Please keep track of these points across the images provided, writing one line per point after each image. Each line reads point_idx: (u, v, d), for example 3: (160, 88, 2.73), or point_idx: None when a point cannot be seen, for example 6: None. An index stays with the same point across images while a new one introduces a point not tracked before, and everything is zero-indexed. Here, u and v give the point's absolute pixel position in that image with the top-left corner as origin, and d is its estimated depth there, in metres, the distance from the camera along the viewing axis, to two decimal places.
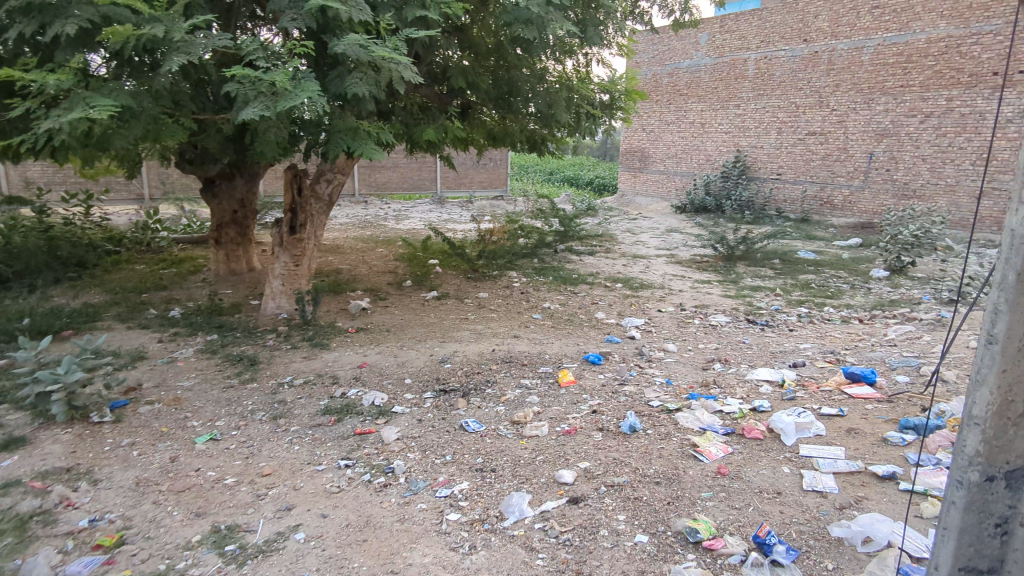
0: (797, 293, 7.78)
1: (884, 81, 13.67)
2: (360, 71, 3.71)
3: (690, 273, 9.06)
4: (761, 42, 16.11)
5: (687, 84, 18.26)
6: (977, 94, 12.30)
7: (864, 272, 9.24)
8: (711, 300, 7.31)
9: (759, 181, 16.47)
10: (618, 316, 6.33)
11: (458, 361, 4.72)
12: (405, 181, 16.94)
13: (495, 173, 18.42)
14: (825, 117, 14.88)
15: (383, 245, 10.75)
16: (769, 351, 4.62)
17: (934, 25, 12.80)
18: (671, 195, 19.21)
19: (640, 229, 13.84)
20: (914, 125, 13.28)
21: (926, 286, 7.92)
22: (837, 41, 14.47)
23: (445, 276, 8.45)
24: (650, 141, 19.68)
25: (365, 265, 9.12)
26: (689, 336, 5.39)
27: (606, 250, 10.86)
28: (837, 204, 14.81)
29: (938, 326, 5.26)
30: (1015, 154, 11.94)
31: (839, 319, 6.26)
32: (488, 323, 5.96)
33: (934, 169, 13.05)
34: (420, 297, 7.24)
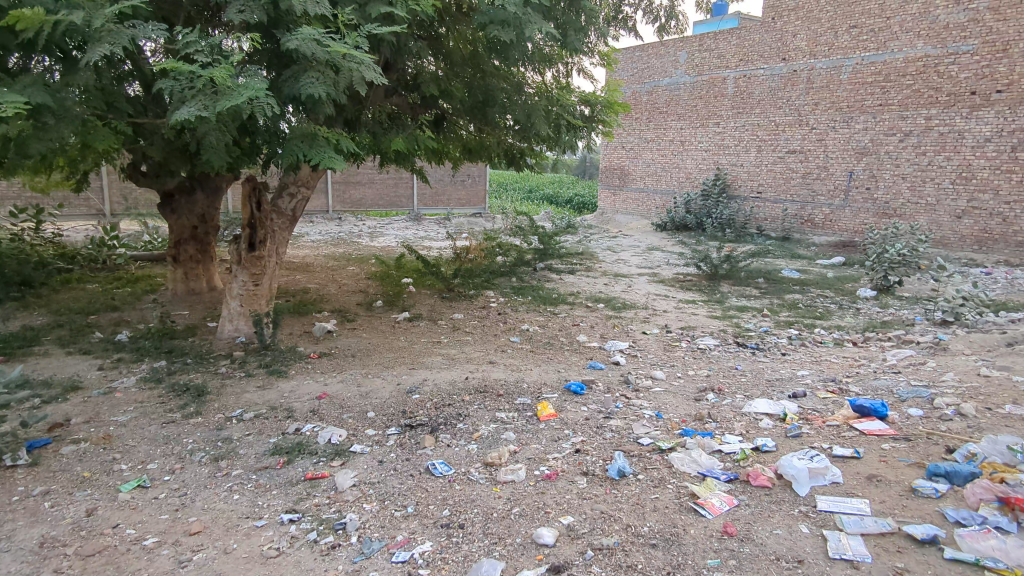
0: (784, 314, 7.50)
1: (863, 100, 13.66)
2: (317, 70, 3.34)
3: (674, 292, 8.78)
4: (739, 60, 16.12)
5: (667, 102, 18.21)
6: (955, 113, 12.29)
7: (851, 292, 9.02)
8: (697, 321, 7.00)
9: (739, 200, 16.38)
10: (601, 339, 5.97)
11: (427, 391, 4.30)
12: (381, 197, 16.51)
13: (473, 190, 18.10)
14: (805, 135, 14.83)
15: (355, 263, 10.31)
16: (764, 378, 4.28)
17: (911, 45, 12.82)
18: (651, 214, 19.06)
19: (620, 247, 13.60)
20: (893, 143, 13.26)
21: (914, 307, 7.71)
22: (815, 60, 14.49)
23: (418, 296, 8.03)
24: (629, 159, 19.57)
25: (334, 285, 8.66)
26: (677, 361, 5.04)
27: (586, 269, 10.55)
28: (818, 222, 14.71)
29: (937, 351, 4.98)
30: (993, 173, 11.92)
31: (832, 342, 5.98)
32: (461, 347, 5.55)
33: (914, 188, 13.01)
34: (391, 318, 6.82)
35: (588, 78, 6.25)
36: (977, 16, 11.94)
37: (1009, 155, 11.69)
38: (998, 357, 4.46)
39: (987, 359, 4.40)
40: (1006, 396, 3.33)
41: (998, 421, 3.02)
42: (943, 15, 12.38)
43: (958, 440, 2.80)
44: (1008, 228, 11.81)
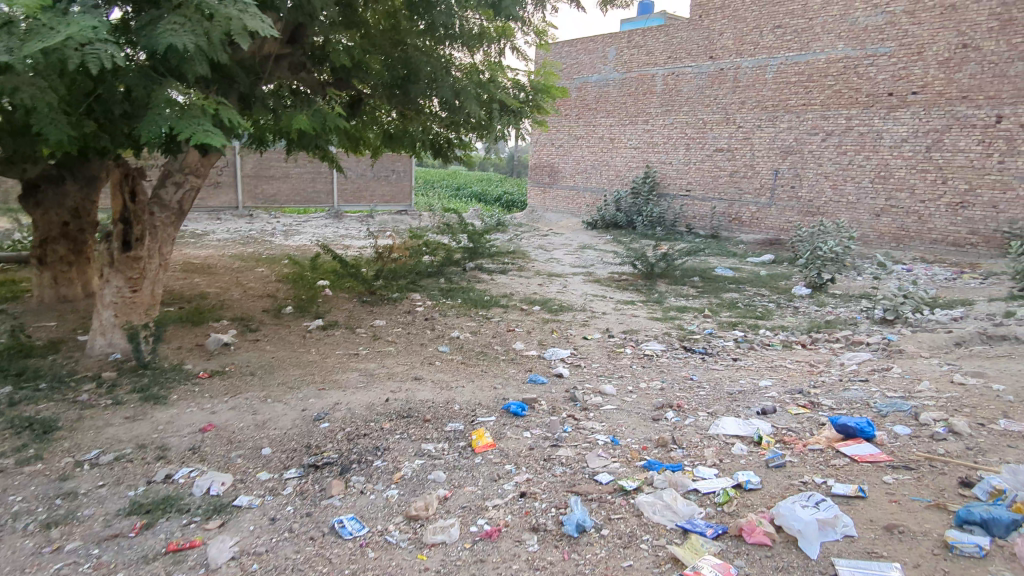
0: (726, 315, 7.21)
1: (787, 99, 13.83)
2: (182, 16, 2.65)
3: (611, 292, 8.38)
4: (667, 58, 16.05)
5: (596, 99, 18.00)
6: (874, 113, 12.56)
7: (786, 290, 8.90)
8: (638, 323, 6.57)
9: (668, 198, 16.33)
10: (540, 347, 5.41)
11: (340, 418, 3.59)
12: (298, 193, 15.34)
13: (398, 186, 17.23)
14: (732, 133, 14.89)
15: (265, 265, 9.33)
16: (725, 391, 3.83)
17: (833, 45, 13.04)
18: (581, 212, 18.80)
19: (552, 245, 13.17)
20: (815, 143, 13.48)
21: (850, 306, 7.60)
22: (741, 59, 14.57)
23: (335, 300, 7.23)
24: (559, 156, 19.25)
25: (238, 288, 7.71)
26: (625, 371, 4.53)
27: (519, 268, 10.00)
28: (746, 220, 14.81)
29: (892, 353, 4.72)
30: (909, 172, 12.23)
31: (780, 345, 5.68)
32: (382, 361, 4.85)
33: (836, 186, 13.25)
34: (304, 326, 6.03)
35: (524, 57, 5.66)
36: (893, 19, 12.23)
37: (924, 156, 12.02)
38: (960, 359, 4.20)
39: (948, 362, 4.15)
40: (994, 409, 3.00)
41: (998, 441, 2.66)
42: (862, 17, 12.63)
43: (966, 468, 2.41)
44: (923, 226, 12.18)
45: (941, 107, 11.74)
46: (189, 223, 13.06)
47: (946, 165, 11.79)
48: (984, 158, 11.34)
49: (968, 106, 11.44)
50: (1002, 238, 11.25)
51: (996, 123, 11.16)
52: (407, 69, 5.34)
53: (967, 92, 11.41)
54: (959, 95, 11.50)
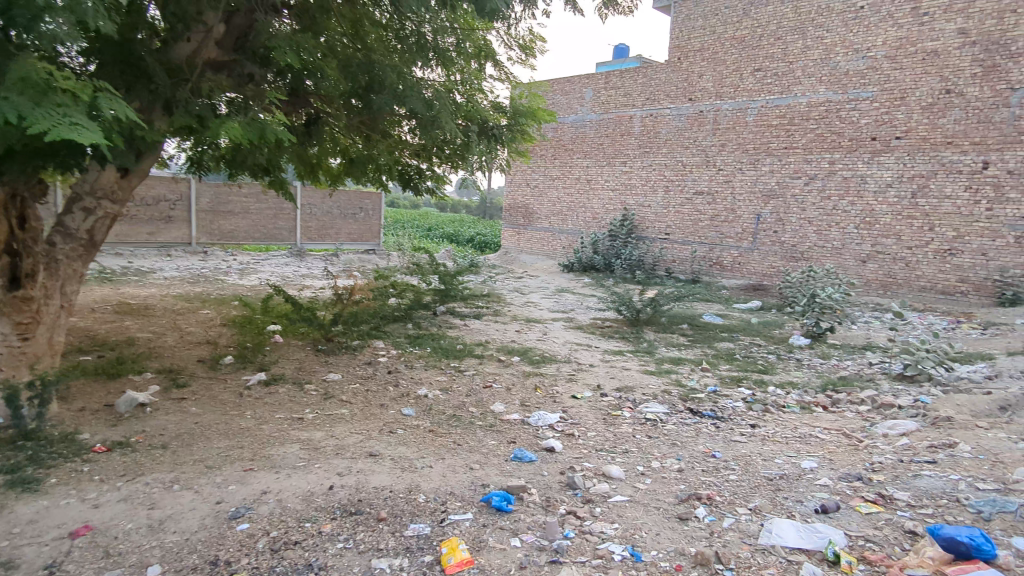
0: (725, 369, 6.50)
1: (768, 143, 13.58)
2: None
3: (596, 341, 7.65)
4: (645, 100, 15.83)
5: (573, 140, 17.67)
6: (858, 157, 12.31)
7: (782, 340, 8.29)
8: (631, 378, 5.80)
9: (647, 241, 15.84)
10: (523, 410, 4.59)
11: (266, 515, 2.70)
12: (258, 230, 14.38)
13: (366, 225, 16.46)
14: (712, 176, 14.56)
15: (211, 307, 8.37)
16: (762, 474, 3.05)
17: (814, 89, 12.86)
18: (556, 254, 18.20)
19: (528, 288, 12.47)
20: (798, 187, 13.15)
21: (856, 360, 6.98)
22: (721, 101, 14.35)
23: (285, 350, 6.33)
24: (534, 197, 18.77)
25: (174, 333, 6.76)
26: (630, 444, 3.73)
27: (494, 313, 9.23)
28: (727, 265, 14.35)
29: (938, 420, 4.03)
30: (895, 218, 11.91)
31: (797, 407, 4.96)
32: (332, 428, 3.97)
33: (820, 231, 12.88)
34: (244, 381, 5.11)
35: (505, 73, 5.03)
36: (875, 64, 12.08)
37: (909, 201, 11.73)
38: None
39: (1016, 436, 3.46)
40: None
41: None
42: (844, 62, 12.47)
43: None
44: (911, 273, 11.79)
45: (926, 153, 11.52)
46: (135, 259, 12.02)
47: (932, 211, 11.50)
48: (970, 205, 11.09)
49: (953, 152, 11.23)
50: (993, 286, 10.89)
51: (982, 169, 10.94)
52: (369, 78, 4.65)
53: (952, 137, 11.21)
54: (945, 141, 11.30)
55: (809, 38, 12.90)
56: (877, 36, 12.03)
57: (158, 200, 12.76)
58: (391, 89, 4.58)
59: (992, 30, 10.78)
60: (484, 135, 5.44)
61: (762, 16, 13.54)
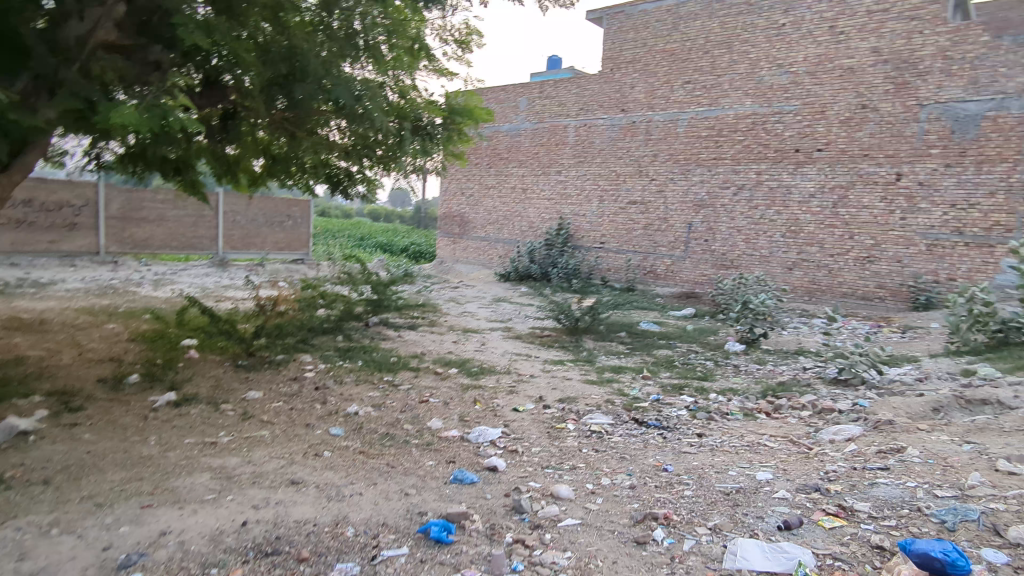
0: (666, 377, 6.42)
1: (698, 153, 13.86)
2: None
3: (535, 350, 7.44)
4: (579, 110, 15.91)
5: (508, 148, 17.55)
6: (782, 168, 12.71)
7: (718, 346, 8.34)
8: (573, 389, 5.60)
9: (583, 250, 15.86)
10: (462, 426, 4.30)
11: (164, 562, 2.30)
12: (175, 238, 13.45)
13: (294, 233, 15.74)
14: (645, 186, 14.74)
15: (116, 321, 7.63)
16: (717, 489, 2.89)
17: (740, 102, 13.21)
18: (492, 264, 17.99)
19: (463, 297, 12.18)
20: (728, 197, 13.46)
21: (791, 365, 7.07)
22: (652, 112, 14.57)
23: (200, 366, 5.79)
24: (469, 206, 18.53)
25: (71, 350, 6.08)
26: (578, 460, 3.51)
27: (429, 324, 8.89)
28: (661, 273, 14.52)
29: (880, 424, 4.02)
30: (818, 227, 12.34)
31: (741, 414, 4.89)
32: (249, 453, 3.56)
33: (749, 240, 13.21)
34: (150, 402, 4.58)
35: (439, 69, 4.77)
36: (797, 79, 12.52)
37: (831, 211, 12.18)
38: (969, 434, 3.52)
39: (958, 438, 3.46)
40: None
41: None
42: (768, 76, 12.88)
43: None
44: (833, 280, 12.24)
45: (845, 164, 12.00)
46: (32, 269, 10.95)
47: (852, 220, 11.98)
48: (886, 214, 11.61)
49: (870, 164, 11.74)
50: (908, 292, 11.43)
51: (896, 180, 11.49)
52: (292, 66, 4.31)
53: (869, 150, 11.73)
54: (862, 153, 11.80)
55: (735, 52, 13.26)
56: (798, 52, 12.48)
57: (60, 206, 11.69)
58: (316, 79, 4.26)
59: (902, 49, 11.37)
60: (419, 133, 5.17)
61: (691, 30, 13.85)
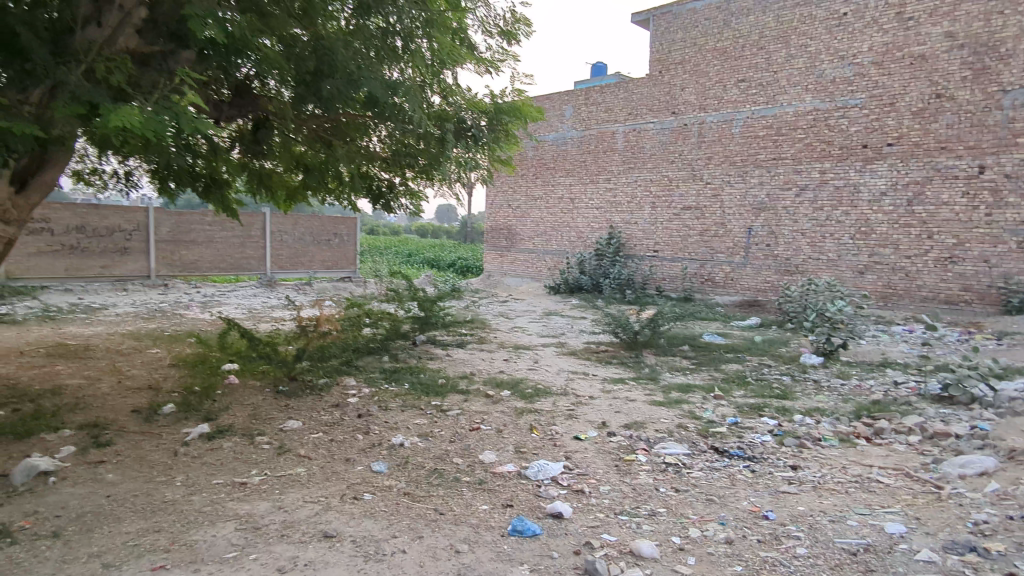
0: (741, 396, 5.79)
1: (756, 154, 13.13)
2: None
3: (593, 368, 6.92)
4: (628, 115, 15.38)
5: (554, 158, 17.15)
6: (849, 166, 11.84)
7: (793, 359, 7.62)
8: (638, 412, 5.05)
9: (635, 260, 15.27)
10: (518, 460, 3.82)
11: None
12: (224, 260, 13.51)
13: (340, 251, 15.66)
14: (699, 190, 14.07)
15: (162, 346, 7.50)
16: (840, 548, 2.34)
17: (800, 98, 12.43)
18: (541, 276, 17.55)
19: (514, 312, 11.77)
20: (790, 198, 12.66)
21: (880, 380, 6.32)
22: (705, 114, 13.91)
23: (240, 393, 5.52)
24: (516, 218, 18.17)
25: (112, 378, 5.91)
26: (656, 504, 2.98)
27: (479, 341, 8.47)
28: (719, 281, 13.79)
29: (1019, 455, 3.35)
30: (892, 227, 11.40)
31: (837, 440, 4.24)
32: (282, 497, 3.18)
33: (814, 243, 12.37)
34: (183, 435, 4.28)
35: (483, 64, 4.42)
36: (862, 71, 11.65)
37: (906, 209, 11.23)
38: None
39: None
40: None
41: None
42: (829, 69, 12.05)
43: None
44: (911, 283, 11.26)
45: (919, 159, 11.06)
46: (86, 295, 11.11)
47: (930, 219, 11.00)
48: (969, 211, 10.60)
49: (948, 157, 10.77)
50: (999, 294, 10.37)
51: (979, 174, 10.49)
52: (320, 62, 4.03)
53: (946, 142, 10.76)
54: (938, 146, 10.83)
55: (792, 47, 12.50)
56: (863, 42, 11.61)
57: (112, 231, 11.86)
58: (345, 73, 3.96)
59: (980, 32, 10.38)
60: (460, 133, 4.81)
61: (743, 26, 13.18)
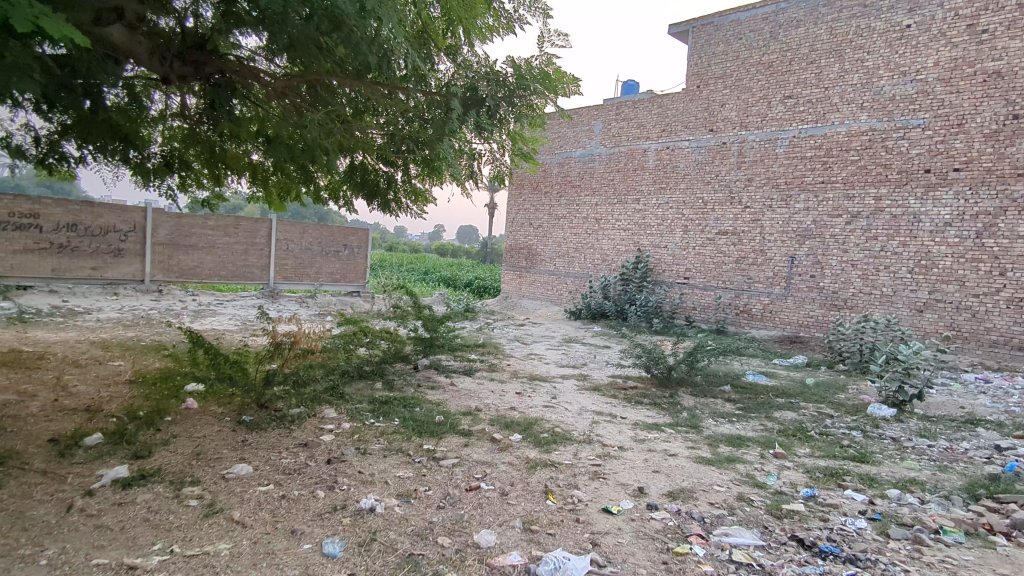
0: (807, 455, 4.65)
1: (802, 176, 12.03)
2: None
3: (621, 409, 5.83)
4: (661, 131, 14.41)
5: (580, 175, 16.21)
6: (909, 192, 10.67)
7: (856, 408, 6.44)
8: (683, 473, 3.96)
9: (664, 286, 14.17)
10: (527, 547, 2.75)
11: None
12: (224, 267, 12.69)
13: (350, 264, 14.78)
14: (737, 214, 12.99)
15: (128, 358, 6.58)
16: None
17: (854, 117, 11.34)
18: (562, 300, 16.52)
19: (530, 337, 10.74)
20: (839, 226, 11.53)
21: (976, 442, 5.13)
22: (746, 132, 12.88)
23: (193, 421, 4.54)
24: (537, 238, 17.21)
25: (48, 395, 4.97)
26: None
27: (490, 368, 7.43)
28: (756, 314, 12.64)
29: None
30: (957, 262, 10.19)
31: (963, 535, 3.08)
32: None
33: (866, 277, 11.19)
34: (92, 481, 3.29)
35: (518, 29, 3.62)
36: (927, 88, 10.55)
37: (974, 242, 10.02)
38: None
39: None
40: None
41: None
42: (888, 86, 10.97)
43: None
44: (978, 325, 10.00)
45: (991, 186, 9.86)
46: (72, 297, 10.32)
47: (1002, 253, 9.77)
48: None
49: None
50: None
51: None
52: None
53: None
54: (1014, 172, 9.64)
55: (847, 61, 11.47)
56: (928, 57, 10.54)
57: (105, 230, 11.12)
58: None
59: None
60: (472, 105, 3.92)
61: (792, 39, 12.20)
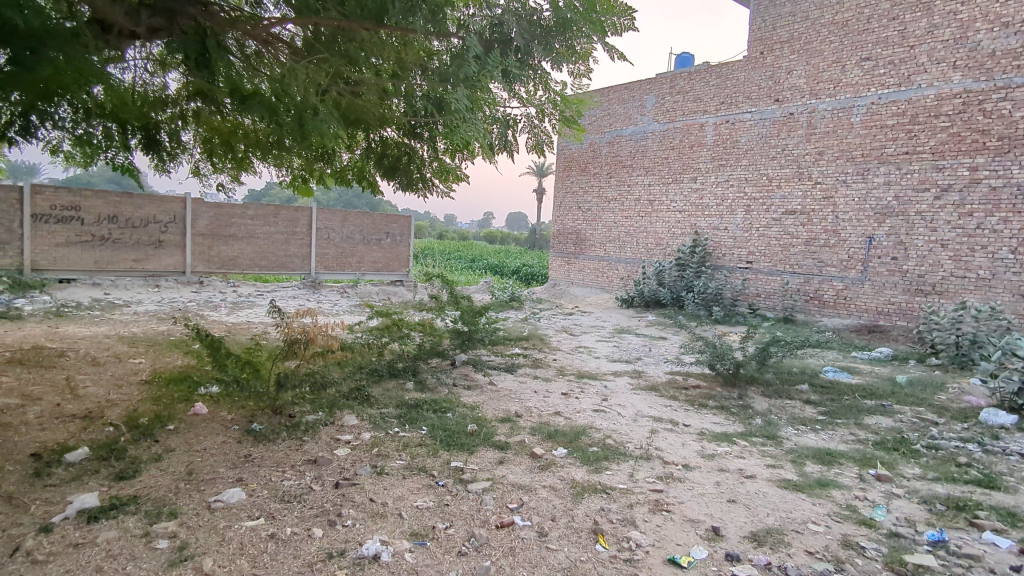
0: (918, 477, 3.80)
1: (882, 147, 10.82)
2: None
3: (682, 414, 5.06)
4: (720, 104, 13.33)
5: (631, 154, 15.27)
6: (1012, 161, 9.38)
7: (964, 413, 5.48)
8: (768, 504, 3.19)
9: (724, 271, 13.17)
10: None
11: None
12: (265, 258, 12.44)
13: (392, 252, 14.35)
14: (807, 191, 11.86)
15: (150, 354, 6.21)
16: None
17: (945, 78, 10.06)
18: (613, 287, 15.70)
19: (578, 327, 10.03)
20: (926, 202, 10.28)
21: None
22: (816, 100, 11.71)
23: (197, 431, 4.03)
24: (586, 222, 16.40)
25: (50, 399, 4.55)
26: None
27: (533, 365, 6.76)
28: (828, 300, 11.54)
29: None
30: None
31: None
32: None
33: (958, 258, 9.95)
34: (55, 513, 2.78)
35: None
36: None
37: None
38: None
39: None
40: None
41: None
42: (986, 41, 9.66)
43: None
44: None
45: None
46: (113, 290, 10.21)
47: None
48: None
49: None
50: None
51: None
52: None
53: None
54: None
55: (935, 15, 10.18)
56: None
57: (145, 221, 10.96)
58: None
59: None
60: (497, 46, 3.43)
61: None
